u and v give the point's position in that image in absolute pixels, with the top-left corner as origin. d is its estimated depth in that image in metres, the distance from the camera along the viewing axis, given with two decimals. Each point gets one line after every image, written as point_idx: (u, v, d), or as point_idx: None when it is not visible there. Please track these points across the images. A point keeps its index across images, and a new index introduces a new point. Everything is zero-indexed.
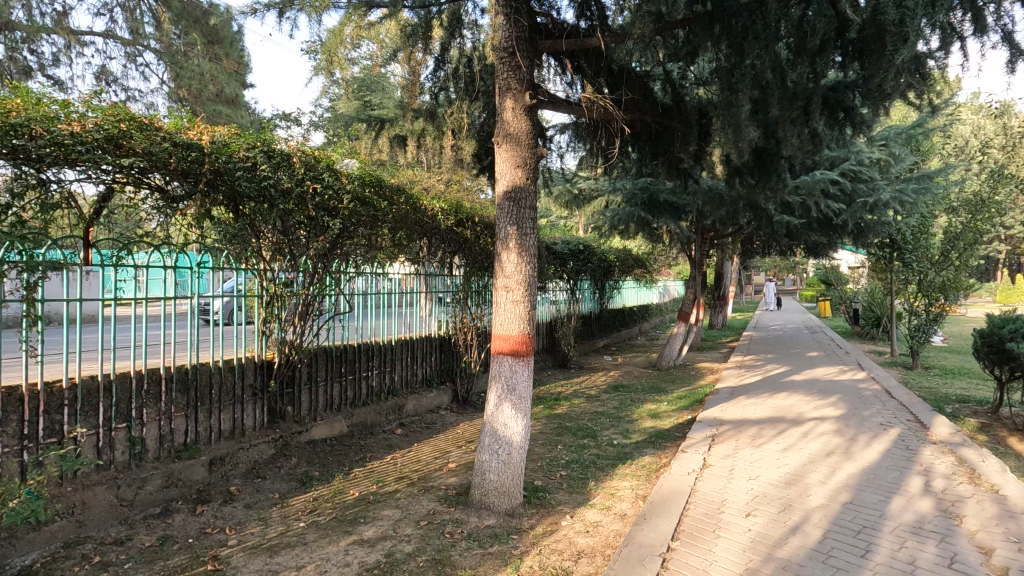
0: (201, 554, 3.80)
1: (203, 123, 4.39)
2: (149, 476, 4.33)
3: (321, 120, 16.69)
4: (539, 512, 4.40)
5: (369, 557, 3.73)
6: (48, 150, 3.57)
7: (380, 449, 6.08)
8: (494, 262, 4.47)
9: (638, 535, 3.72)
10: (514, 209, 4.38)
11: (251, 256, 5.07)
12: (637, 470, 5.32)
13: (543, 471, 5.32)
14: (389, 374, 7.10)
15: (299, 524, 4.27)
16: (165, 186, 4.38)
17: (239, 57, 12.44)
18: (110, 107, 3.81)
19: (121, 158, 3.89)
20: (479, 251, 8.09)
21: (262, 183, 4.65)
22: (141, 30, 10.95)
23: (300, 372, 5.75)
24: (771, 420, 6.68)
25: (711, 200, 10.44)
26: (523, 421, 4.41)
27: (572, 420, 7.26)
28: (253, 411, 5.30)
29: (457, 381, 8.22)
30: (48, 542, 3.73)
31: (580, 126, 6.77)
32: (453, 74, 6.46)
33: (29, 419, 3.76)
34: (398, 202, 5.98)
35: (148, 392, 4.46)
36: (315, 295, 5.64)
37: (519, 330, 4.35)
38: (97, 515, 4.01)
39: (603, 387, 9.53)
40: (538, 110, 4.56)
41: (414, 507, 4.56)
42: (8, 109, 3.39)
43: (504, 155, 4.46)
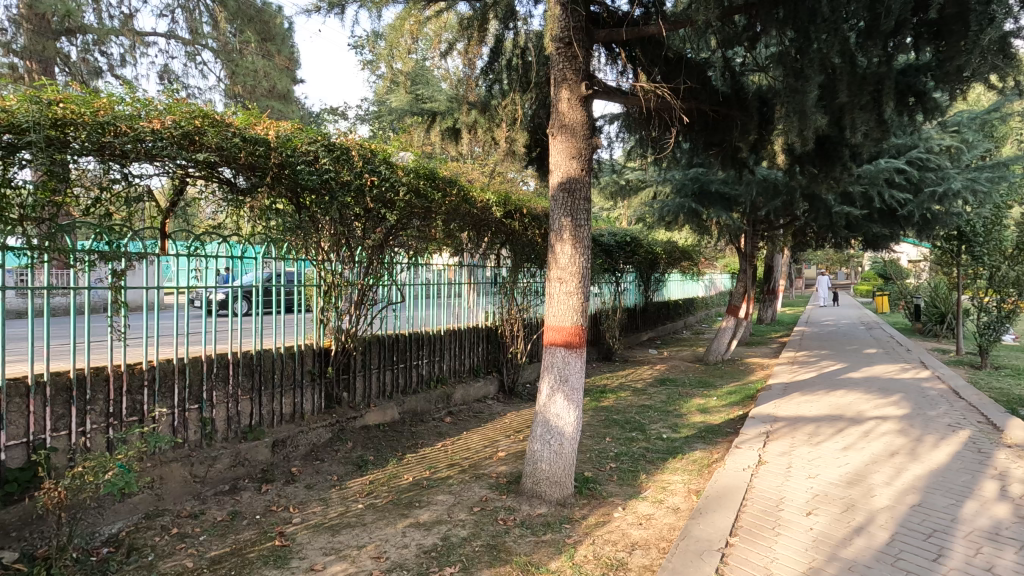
0: (268, 530, 4.00)
1: (268, 118, 4.56)
2: (218, 455, 4.58)
3: (368, 113, 16.98)
4: (590, 503, 4.42)
5: (426, 540, 3.85)
6: (131, 147, 3.80)
7: (430, 436, 6.21)
8: (548, 253, 4.48)
9: (695, 528, 3.70)
10: (569, 200, 4.37)
11: (310, 248, 5.24)
12: (688, 465, 5.26)
13: (592, 463, 5.32)
14: (438, 363, 7.25)
15: (358, 505, 4.44)
16: (232, 180, 4.56)
17: (290, 54, 12.72)
18: (185, 104, 4.02)
19: (195, 153, 4.09)
20: (526, 241, 8.04)
21: (324, 176, 4.80)
22: (200, 30, 11.40)
23: (354, 359, 5.94)
24: (828, 418, 6.46)
25: (765, 190, 10.23)
26: (576, 412, 4.43)
27: (620, 412, 7.24)
28: (312, 396, 5.52)
29: (503, 371, 8.28)
30: (131, 513, 4.01)
31: (631, 116, 6.69)
32: (507, 66, 6.45)
33: (114, 399, 4.03)
34: (450, 194, 6.03)
35: (217, 375, 4.70)
36: (371, 285, 5.82)
37: (572, 321, 4.36)
38: (174, 490, 4.27)
39: (649, 381, 9.46)
40: (593, 100, 4.53)
41: (466, 493, 4.66)
42: (98, 107, 3.63)
43: (559, 146, 4.46)
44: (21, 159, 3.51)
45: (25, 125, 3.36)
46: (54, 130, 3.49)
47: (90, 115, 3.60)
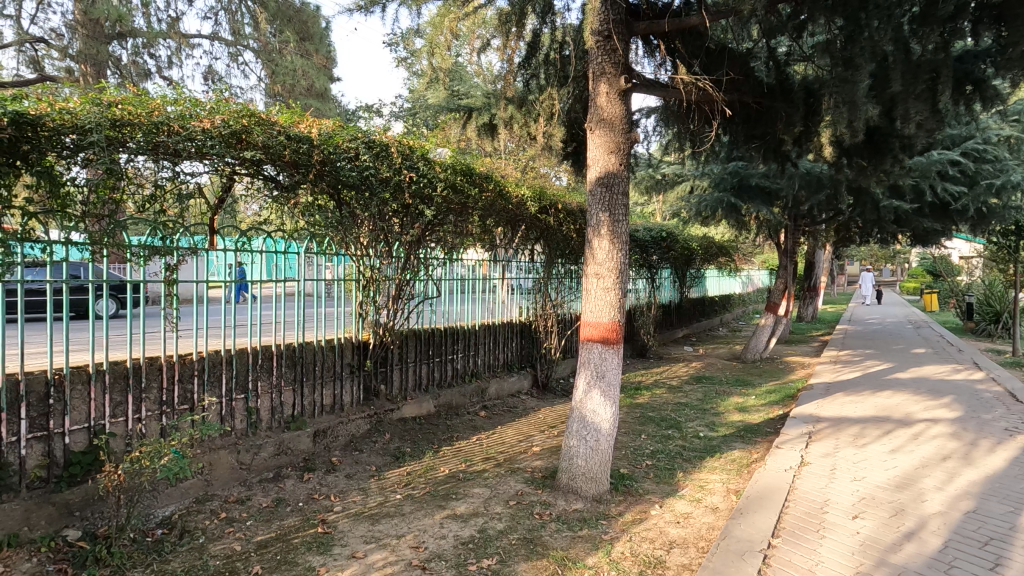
0: (311, 517, 4.13)
1: (311, 116, 4.67)
2: (264, 443, 4.74)
3: (402, 110, 17.15)
4: (627, 500, 4.40)
5: (463, 531, 3.90)
6: (183, 146, 3.94)
7: (466, 430, 6.28)
8: (585, 249, 4.47)
9: (735, 529, 3.64)
10: (607, 195, 4.34)
11: (350, 243, 5.37)
12: (727, 464, 5.17)
13: (628, 460, 5.28)
14: (473, 358, 7.31)
15: (396, 496, 4.52)
16: (276, 177, 4.67)
17: (328, 53, 12.93)
18: (233, 104, 4.17)
19: (243, 151, 4.23)
20: (561, 237, 8.01)
21: (364, 173, 4.90)
22: (242, 31, 11.70)
23: (391, 353, 6.05)
24: (874, 419, 6.24)
25: (808, 183, 9.98)
26: (613, 408, 4.40)
27: (655, 410, 7.16)
28: (351, 388, 5.65)
29: (537, 366, 8.29)
30: (183, 497, 4.18)
31: (669, 109, 6.58)
32: (544, 61, 6.43)
33: (166, 388, 4.20)
34: (487, 189, 6.06)
35: (262, 366, 4.86)
36: (408, 279, 5.92)
37: (609, 318, 4.32)
38: (222, 476, 4.44)
39: (685, 378, 9.32)
40: (632, 94, 4.49)
41: (502, 487, 4.70)
42: (153, 108, 3.80)
43: (597, 140, 4.42)
44: (76, 158, 3.68)
45: (88, 126, 3.54)
46: (113, 130, 3.66)
47: (146, 115, 3.76)
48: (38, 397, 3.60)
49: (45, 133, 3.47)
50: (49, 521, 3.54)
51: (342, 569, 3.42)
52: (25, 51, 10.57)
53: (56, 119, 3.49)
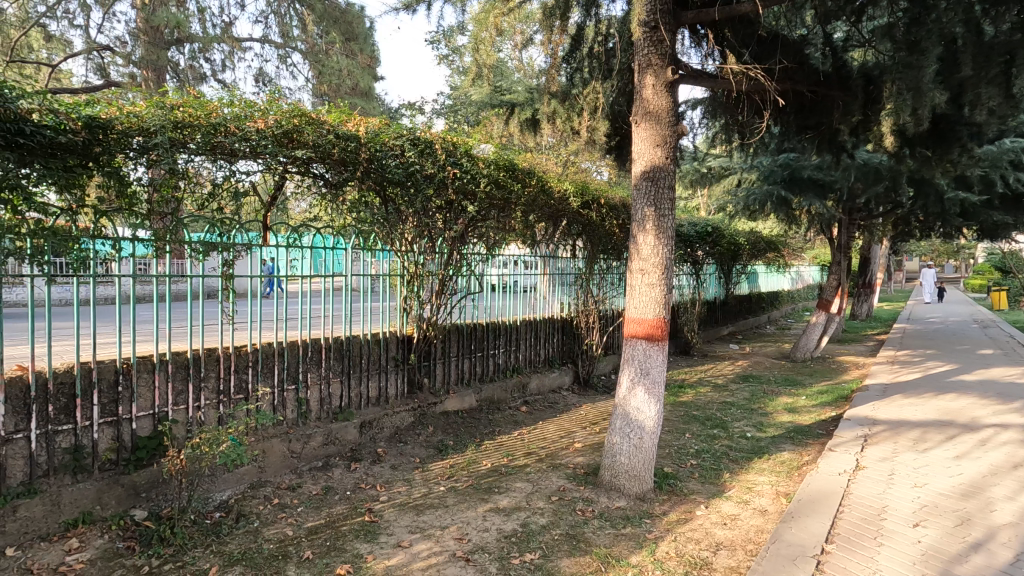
0: (358, 506, 4.25)
1: (358, 114, 4.77)
2: (313, 433, 4.90)
3: (444, 107, 17.29)
4: (671, 499, 4.33)
5: (506, 525, 3.93)
6: (239, 146, 4.10)
7: (507, 424, 6.32)
8: (629, 244, 4.41)
9: (785, 533, 3.53)
10: (652, 189, 4.26)
11: (396, 239, 5.47)
12: (776, 466, 5.02)
13: (672, 458, 5.20)
14: (515, 353, 7.34)
15: (440, 488, 4.60)
16: (326, 175, 4.80)
17: (372, 53, 13.14)
18: (286, 104, 4.31)
19: (294, 150, 4.37)
20: (603, 233, 7.93)
21: (409, 169, 4.98)
22: (290, 33, 12.05)
23: (435, 347, 6.14)
24: (936, 424, 5.92)
25: (864, 175, 9.55)
26: (657, 406, 4.33)
27: (699, 408, 7.01)
28: (396, 381, 5.77)
29: (579, 362, 8.25)
30: (239, 482, 4.37)
31: (717, 101, 6.40)
32: (588, 55, 6.36)
33: (223, 377, 4.40)
34: (529, 185, 6.07)
35: (311, 358, 5.02)
36: (451, 275, 5.99)
37: (654, 314, 4.26)
38: (274, 463, 4.61)
39: (730, 377, 9.09)
40: (679, 86, 4.39)
41: (544, 482, 4.71)
42: (211, 109, 3.96)
43: (642, 134, 4.35)
44: (136, 157, 3.87)
45: (153, 128, 3.74)
46: (176, 132, 3.84)
47: (205, 117, 3.93)
48: (108, 384, 3.82)
49: (114, 135, 3.70)
50: (118, 501, 3.78)
51: (388, 557, 3.51)
52: (93, 58, 11.21)
53: (124, 122, 3.71)
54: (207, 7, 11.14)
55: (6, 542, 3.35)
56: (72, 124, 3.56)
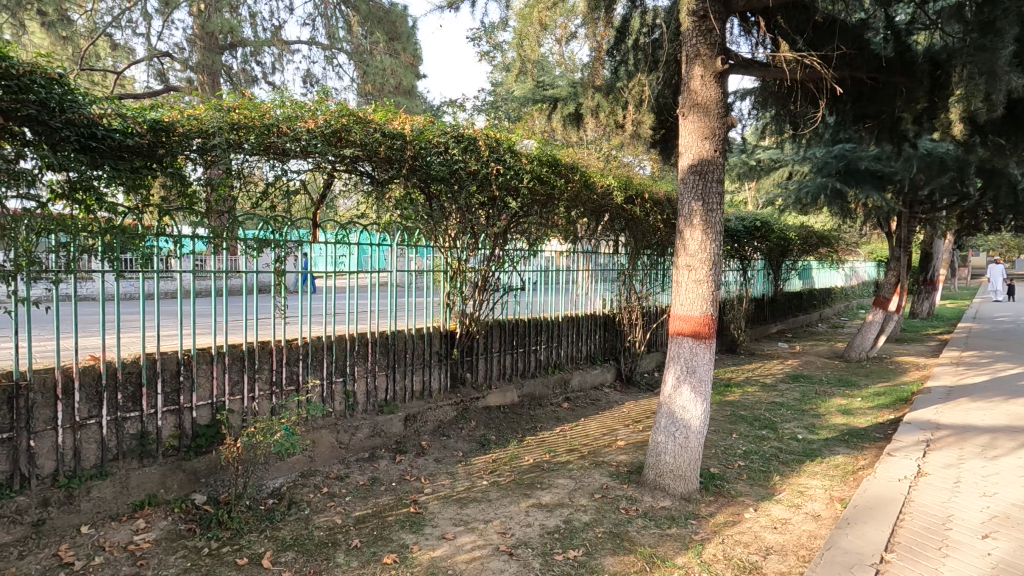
0: (403, 497, 4.34)
1: (403, 112, 4.84)
2: (360, 425, 5.03)
3: (485, 103, 17.34)
4: (718, 501, 4.23)
5: (549, 521, 3.93)
6: (291, 145, 4.23)
7: (549, 421, 6.31)
8: (676, 239, 4.31)
9: (840, 540, 3.40)
10: (700, 183, 4.16)
11: (439, 235, 5.55)
12: (830, 470, 4.83)
13: (718, 459, 5.07)
14: (556, 349, 7.32)
15: (483, 482, 4.64)
16: (373, 172, 4.90)
17: (415, 52, 13.28)
18: (335, 104, 4.43)
19: (343, 149, 4.48)
20: (647, 228, 7.78)
21: (453, 166, 5.02)
22: (336, 34, 12.32)
23: (477, 342, 6.19)
24: (1007, 430, 5.56)
25: (927, 166, 9.06)
26: (703, 405, 4.24)
27: (747, 409, 6.80)
28: (439, 375, 5.85)
29: (621, 359, 8.16)
30: (290, 471, 4.53)
31: (768, 90, 6.18)
32: (633, 47, 6.25)
33: (276, 369, 4.57)
34: (572, 180, 6.02)
35: (358, 352, 5.15)
36: (493, 271, 6.02)
37: (701, 311, 4.15)
38: (323, 453, 4.76)
39: (780, 377, 8.79)
40: (729, 76, 4.27)
41: (587, 479, 4.68)
42: (265, 111, 4.13)
43: (690, 126, 4.25)
44: (193, 156, 4.04)
45: (212, 130, 3.94)
46: (233, 134, 4.02)
47: (259, 119, 4.10)
48: (171, 374, 4.02)
49: (176, 137, 3.92)
50: (180, 485, 3.99)
51: (433, 548, 3.57)
52: (154, 65, 11.79)
53: (185, 124, 3.92)
54: (258, 12, 11.52)
55: (80, 520, 3.57)
56: (138, 128, 3.77)
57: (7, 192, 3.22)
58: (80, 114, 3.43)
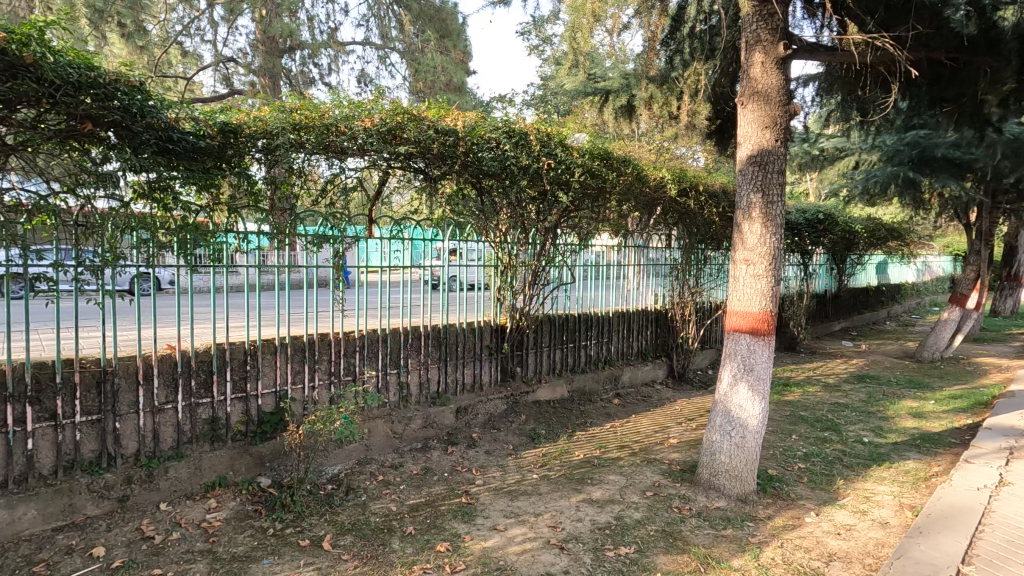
0: (455, 487, 4.42)
1: (456, 109, 4.89)
2: (413, 416, 5.16)
3: (535, 97, 17.28)
4: (776, 503, 4.09)
5: (600, 517, 3.91)
6: (348, 144, 4.37)
7: (599, 416, 6.27)
8: (733, 233, 4.18)
9: (910, 549, 3.22)
10: (760, 174, 4.01)
11: (490, 231, 5.60)
12: (899, 475, 4.58)
13: (777, 460, 4.90)
14: (607, 345, 7.26)
15: (533, 475, 4.67)
16: (427, 169, 4.99)
17: (465, 48, 13.38)
18: (391, 103, 4.53)
19: (398, 147, 4.59)
20: (702, 221, 7.56)
21: (505, 161, 5.04)
22: (389, 34, 12.58)
23: (527, 336, 6.21)
24: None
25: (1014, 152, 8.38)
26: (761, 404, 4.10)
27: (808, 409, 6.53)
28: (489, 368, 5.92)
29: (673, 356, 8.00)
30: (347, 459, 4.70)
31: (834, 74, 5.87)
32: (689, 35, 6.07)
33: (334, 360, 4.74)
34: (625, 173, 5.92)
35: (412, 345, 5.27)
36: (544, 266, 6.01)
37: (760, 307, 4.01)
38: (379, 442, 4.91)
39: (844, 377, 8.37)
40: (792, 62, 4.09)
41: (638, 476, 4.62)
42: (324, 112, 4.27)
43: (749, 115, 4.10)
44: (255, 155, 4.25)
45: (275, 130, 4.11)
46: (295, 134, 4.19)
47: (319, 119, 4.25)
48: (238, 363, 4.25)
49: (243, 139, 4.12)
50: (247, 468, 4.21)
51: (485, 539, 3.62)
52: (220, 70, 12.40)
53: (252, 126, 4.12)
54: (316, 15, 11.90)
55: (159, 497, 3.83)
56: (209, 130, 3.99)
57: (96, 193, 3.48)
58: (158, 119, 3.57)
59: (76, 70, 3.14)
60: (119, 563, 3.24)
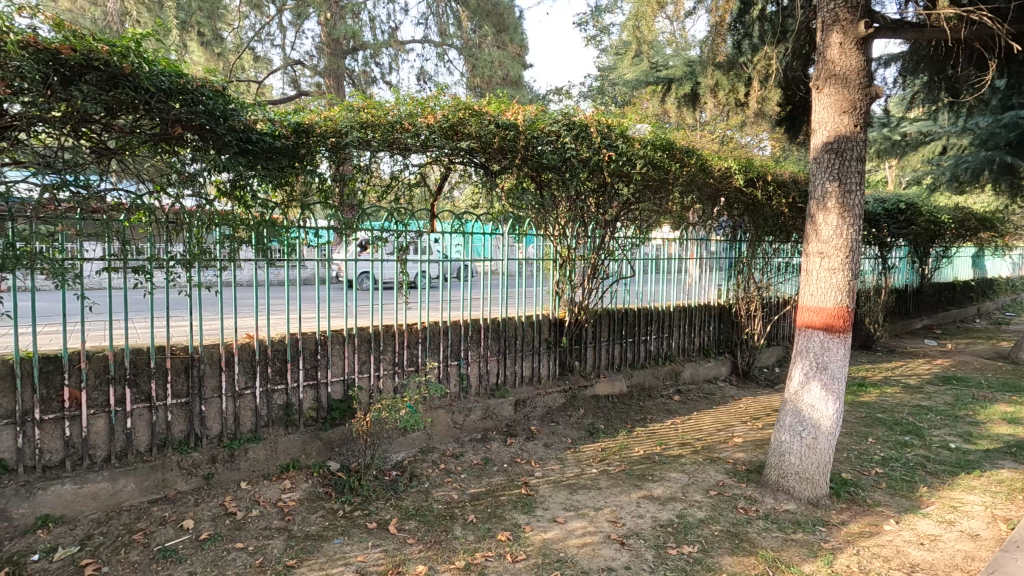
0: (515, 479, 4.48)
1: (517, 103, 4.91)
2: (473, 407, 5.25)
3: (592, 89, 17.01)
4: (851, 509, 3.89)
5: (662, 514, 3.85)
6: (412, 141, 4.49)
7: (659, 413, 6.15)
8: (807, 224, 3.98)
9: (1005, 565, 2.99)
10: (837, 162, 3.79)
11: (549, 224, 5.60)
12: (991, 485, 4.24)
13: (852, 464, 4.65)
14: (667, 340, 7.11)
15: (592, 470, 4.65)
16: (487, 164, 5.06)
17: (521, 42, 13.36)
18: (452, 99, 4.59)
19: (459, 142, 4.66)
20: (770, 213, 7.23)
21: (565, 154, 5.00)
22: (447, 31, 12.71)
23: (586, 331, 6.18)
24: None
25: None
26: (836, 404, 3.90)
27: (886, 411, 6.14)
28: (548, 362, 5.94)
29: (738, 353, 7.73)
30: (410, 446, 4.85)
31: (921, 51, 5.46)
32: (759, 17, 5.79)
33: (398, 351, 4.90)
34: (688, 164, 5.76)
35: (471, 337, 5.36)
36: (603, 259, 5.95)
37: (835, 302, 3.80)
38: (440, 432, 5.03)
39: (927, 378, 7.81)
40: (874, 42, 3.84)
41: (702, 475, 4.51)
42: (389, 110, 4.39)
43: (825, 100, 3.89)
44: (321, 154, 4.43)
45: (344, 129, 4.28)
46: (361, 132, 4.34)
47: (383, 117, 4.37)
48: (310, 352, 4.46)
49: (315, 138, 4.31)
50: (318, 453, 4.43)
51: (545, 530, 3.65)
52: (289, 73, 12.97)
53: (322, 125, 4.30)
54: (377, 16, 12.20)
55: (240, 477, 4.09)
56: (284, 131, 4.20)
57: (184, 193, 3.72)
58: (238, 121, 3.80)
59: (168, 78, 3.39)
60: (206, 535, 3.50)
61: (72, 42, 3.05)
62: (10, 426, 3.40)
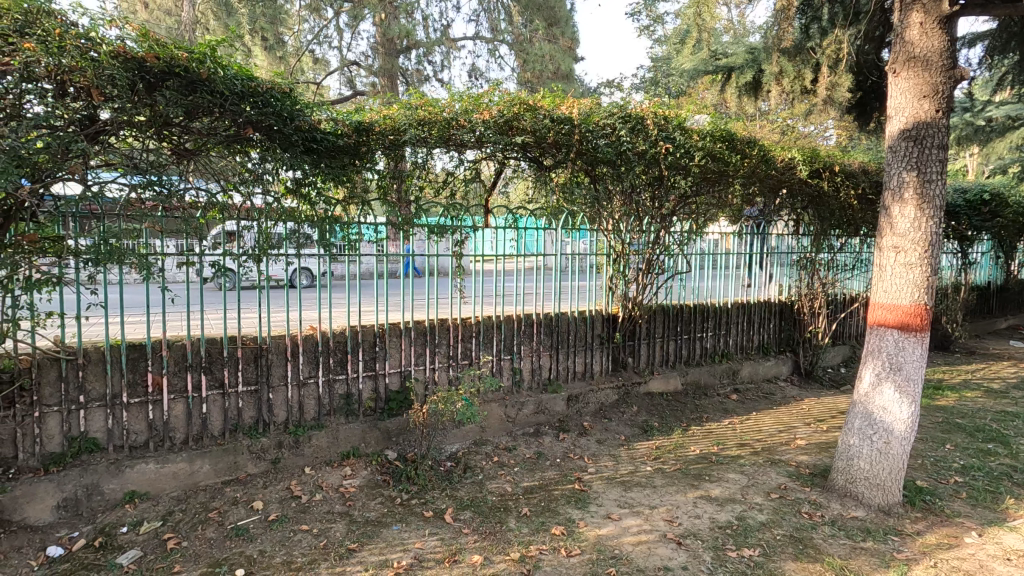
0: (568, 474, 4.47)
1: (572, 96, 4.87)
2: (525, 402, 5.27)
3: (645, 80, 16.64)
4: (928, 518, 3.66)
5: (720, 515, 3.76)
6: (467, 137, 4.54)
7: (716, 412, 5.99)
8: (880, 216, 3.77)
9: None
10: (915, 150, 3.57)
11: (603, 219, 5.54)
12: None
13: (928, 471, 4.37)
14: (724, 338, 6.90)
15: (647, 467, 4.59)
16: (541, 158, 5.05)
17: (573, 35, 13.21)
18: (506, 94, 4.61)
19: (514, 137, 4.68)
20: (837, 206, 6.87)
21: (620, 148, 4.93)
22: (499, 27, 12.72)
23: (640, 327, 6.08)
24: None
25: None
26: (911, 408, 3.68)
27: (967, 417, 5.74)
28: (601, 358, 5.88)
29: (800, 352, 7.41)
30: (464, 438, 4.93)
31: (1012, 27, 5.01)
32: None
33: (452, 344, 4.98)
34: (749, 155, 5.55)
35: (524, 331, 5.38)
36: (658, 254, 5.83)
37: (912, 300, 3.58)
38: (493, 425, 5.09)
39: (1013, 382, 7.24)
40: (959, 20, 3.59)
41: (762, 477, 4.36)
42: (445, 107, 4.45)
43: (903, 85, 3.67)
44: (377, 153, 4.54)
45: (402, 127, 4.37)
46: (419, 130, 4.42)
47: (440, 114, 4.43)
48: (369, 344, 4.60)
49: (375, 135, 4.42)
50: (376, 442, 4.57)
51: (599, 526, 3.63)
52: (345, 74, 13.36)
53: (381, 123, 4.39)
54: (430, 15, 12.37)
55: (305, 462, 4.28)
56: (346, 130, 4.32)
57: (254, 191, 3.92)
58: (304, 122, 3.96)
59: (241, 81, 3.57)
60: (274, 516, 3.69)
61: (156, 50, 3.25)
62: (102, 407, 3.67)
